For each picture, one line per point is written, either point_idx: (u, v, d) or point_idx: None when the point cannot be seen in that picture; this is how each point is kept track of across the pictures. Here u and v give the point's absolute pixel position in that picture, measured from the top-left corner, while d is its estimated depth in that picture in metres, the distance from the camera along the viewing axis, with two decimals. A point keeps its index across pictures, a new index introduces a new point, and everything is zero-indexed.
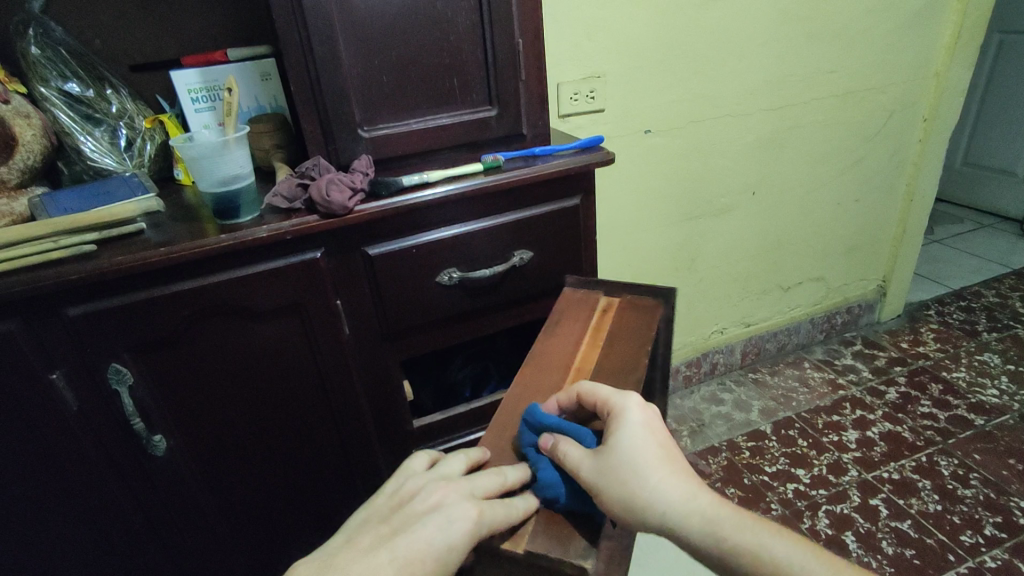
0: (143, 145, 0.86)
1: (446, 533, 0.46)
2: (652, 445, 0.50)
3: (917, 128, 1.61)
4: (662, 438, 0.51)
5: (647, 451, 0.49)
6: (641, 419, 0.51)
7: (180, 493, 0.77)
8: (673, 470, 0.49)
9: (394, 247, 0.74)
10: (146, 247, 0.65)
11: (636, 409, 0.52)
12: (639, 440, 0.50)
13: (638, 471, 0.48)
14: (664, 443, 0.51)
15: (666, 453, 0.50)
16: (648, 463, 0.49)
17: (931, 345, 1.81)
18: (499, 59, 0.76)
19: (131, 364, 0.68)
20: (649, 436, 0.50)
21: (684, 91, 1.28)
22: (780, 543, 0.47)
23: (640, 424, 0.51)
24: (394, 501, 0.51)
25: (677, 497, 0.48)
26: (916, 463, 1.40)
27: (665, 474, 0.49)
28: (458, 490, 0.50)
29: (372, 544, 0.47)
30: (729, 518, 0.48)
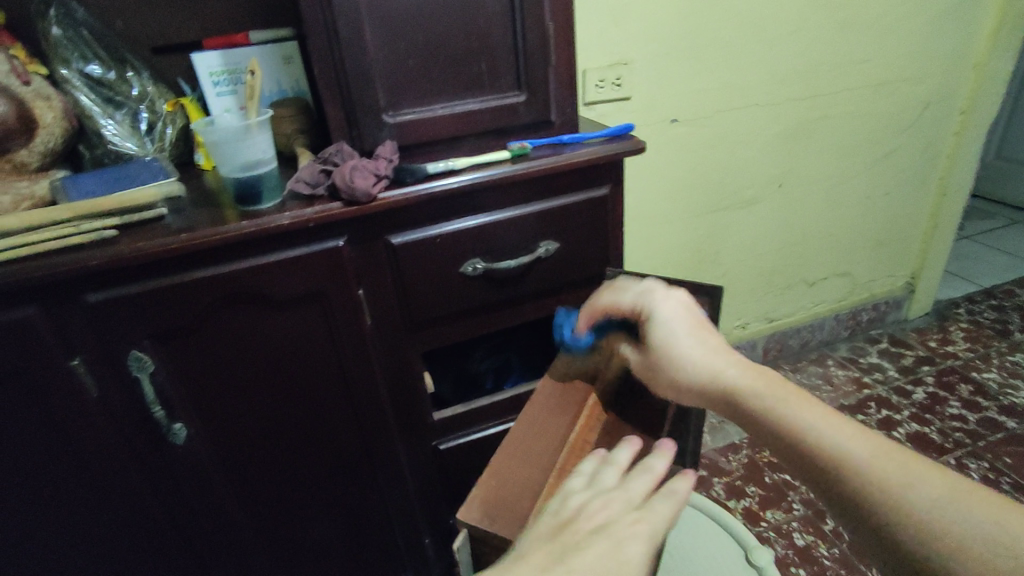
0: (164, 129, 0.85)
1: (622, 555, 0.40)
2: (688, 324, 0.54)
3: (954, 120, 1.56)
4: (694, 324, 0.54)
5: (684, 331, 0.54)
6: (680, 303, 0.56)
7: (199, 481, 0.77)
8: (711, 345, 0.53)
9: (418, 236, 0.72)
10: (168, 232, 0.64)
11: (674, 297, 0.56)
12: (675, 321, 0.54)
13: (672, 348, 0.53)
14: (706, 326, 0.55)
15: (706, 332, 0.54)
16: (683, 342, 0.53)
17: (960, 344, 1.76)
18: (529, 42, 0.73)
19: (151, 352, 0.67)
20: (687, 316, 0.55)
21: (713, 79, 1.24)
22: (824, 415, 0.47)
23: (680, 307, 0.55)
24: (558, 518, 0.44)
25: (711, 370, 0.51)
26: (944, 465, 1.36)
27: (700, 348, 0.53)
28: (623, 505, 0.45)
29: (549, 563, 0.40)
30: (765, 388, 0.49)
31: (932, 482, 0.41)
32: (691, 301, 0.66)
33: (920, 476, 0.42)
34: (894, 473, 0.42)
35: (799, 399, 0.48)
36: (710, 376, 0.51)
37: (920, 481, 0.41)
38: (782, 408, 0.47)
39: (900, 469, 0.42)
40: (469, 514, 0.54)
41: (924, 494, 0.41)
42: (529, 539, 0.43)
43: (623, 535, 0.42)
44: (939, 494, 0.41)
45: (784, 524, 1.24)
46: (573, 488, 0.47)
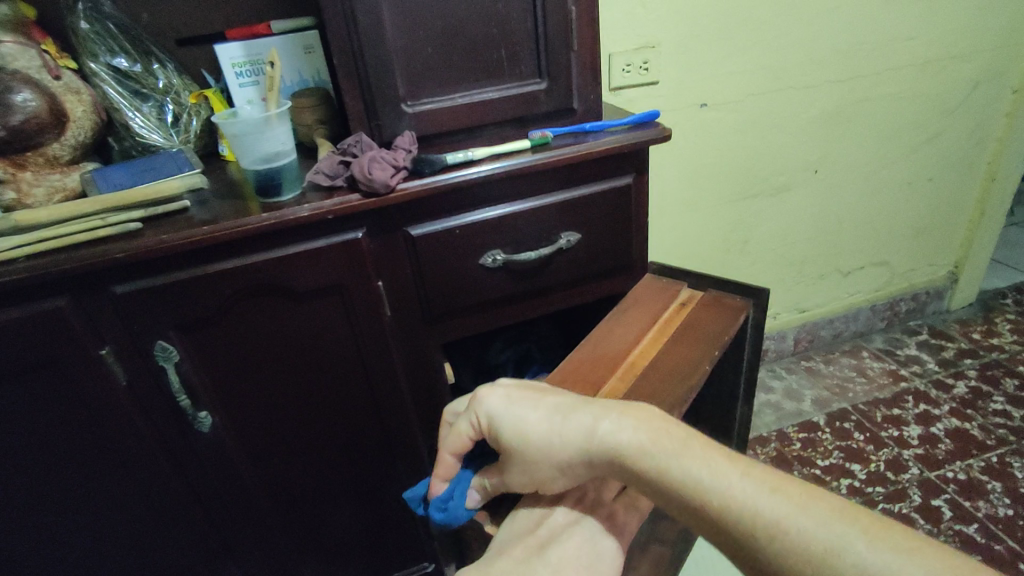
0: (189, 121, 0.85)
1: (594, 546, 0.45)
2: (532, 403, 0.51)
3: (1006, 100, 1.47)
4: (536, 402, 0.51)
5: (532, 410, 0.50)
6: (512, 391, 0.52)
7: (225, 467, 0.78)
8: (566, 411, 0.49)
9: (437, 226, 0.71)
10: (191, 225, 0.65)
11: (500, 388, 0.53)
12: (518, 406, 0.50)
13: (535, 440, 0.48)
14: (547, 393, 0.52)
15: (558, 400, 0.50)
16: (541, 425, 0.48)
17: (1006, 336, 1.68)
18: (551, 27, 0.71)
19: (176, 342, 0.69)
20: (522, 395, 0.51)
21: (745, 61, 1.19)
22: (712, 459, 0.42)
23: (515, 393, 0.52)
24: (534, 513, 0.49)
25: (579, 436, 0.46)
26: (985, 463, 1.31)
27: (560, 417, 0.49)
28: (592, 502, 0.50)
29: (524, 555, 0.44)
30: (642, 438, 0.44)
31: (827, 513, 0.39)
32: (734, 302, 0.76)
33: (818, 511, 0.39)
34: (802, 521, 0.38)
35: (674, 450, 0.43)
36: (582, 448, 0.46)
37: (815, 518, 0.38)
38: (674, 468, 0.42)
39: (797, 508, 0.39)
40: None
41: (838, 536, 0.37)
42: (510, 533, 0.48)
43: (595, 535, 0.46)
44: (838, 526, 0.38)
45: None
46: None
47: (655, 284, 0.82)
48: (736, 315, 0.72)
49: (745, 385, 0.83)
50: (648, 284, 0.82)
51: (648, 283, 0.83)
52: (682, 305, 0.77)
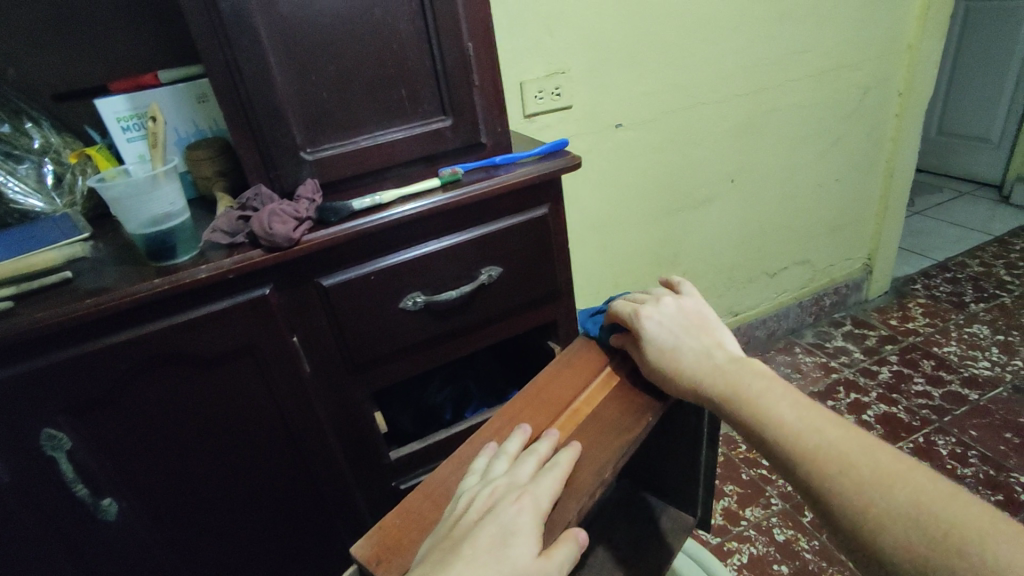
0: (74, 180, 0.79)
1: (506, 531, 0.45)
2: (686, 335, 0.59)
3: (893, 102, 1.58)
4: (686, 330, 0.59)
5: (679, 336, 0.59)
6: (672, 317, 0.61)
7: (138, 554, 0.72)
8: (703, 353, 0.57)
9: (350, 275, 0.68)
10: (75, 298, 0.59)
11: (671, 305, 0.62)
12: (675, 332, 0.59)
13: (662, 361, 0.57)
14: (705, 330, 0.60)
15: (704, 339, 0.58)
16: (680, 354, 0.57)
17: (920, 320, 1.79)
18: (450, 65, 0.70)
19: (67, 428, 0.62)
20: (682, 322, 0.60)
21: (653, 80, 1.23)
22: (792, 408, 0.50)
23: (673, 316, 0.61)
24: (450, 519, 0.48)
25: (700, 368, 0.56)
26: (914, 444, 1.37)
27: (698, 346, 0.58)
28: (506, 490, 0.49)
29: (442, 555, 0.44)
30: (741, 383, 0.53)
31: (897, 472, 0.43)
32: None
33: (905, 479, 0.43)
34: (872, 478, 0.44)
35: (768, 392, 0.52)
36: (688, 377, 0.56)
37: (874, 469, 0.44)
38: (755, 402, 0.51)
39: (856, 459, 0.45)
40: (361, 550, 0.51)
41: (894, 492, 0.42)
42: (431, 542, 0.47)
43: (511, 521, 0.45)
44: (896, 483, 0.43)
45: (764, 521, 1.24)
46: (469, 487, 0.51)
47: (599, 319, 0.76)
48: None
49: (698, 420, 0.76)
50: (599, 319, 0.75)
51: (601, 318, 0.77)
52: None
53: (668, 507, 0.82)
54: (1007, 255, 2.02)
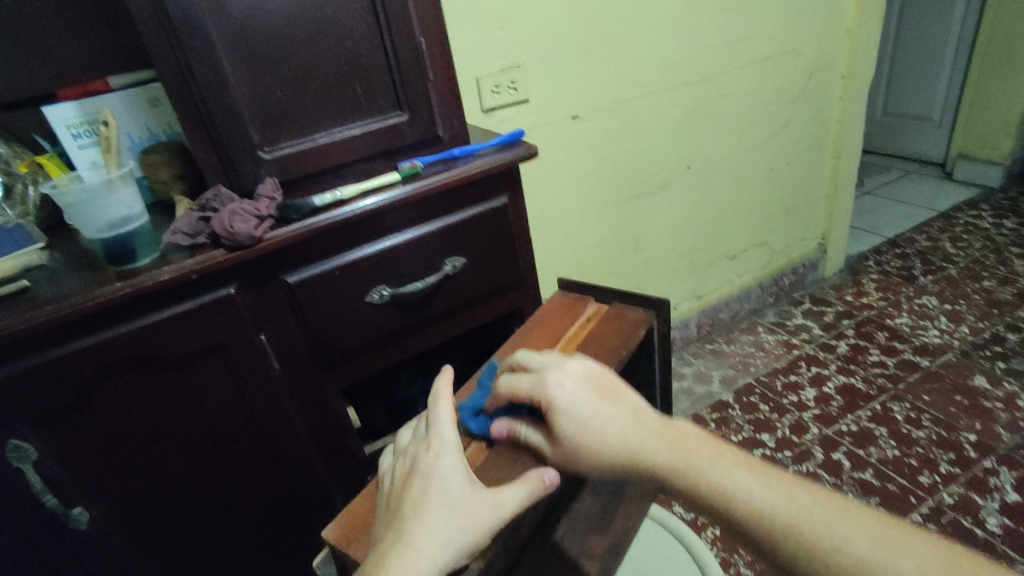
0: (26, 191, 0.77)
1: (443, 483, 0.49)
2: (600, 404, 0.51)
3: (837, 86, 1.65)
4: (599, 393, 0.52)
5: (589, 411, 0.51)
6: (581, 381, 0.53)
7: (111, 562, 0.71)
8: (626, 422, 0.50)
9: (314, 270, 0.69)
10: (31, 306, 0.58)
11: (574, 370, 0.54)
12: (590, 403, 0.51)
13: (583, 435, 0.50)
14: (618, 392, 0.53)
15: (618, 408, 0.51)
16: (603, 422, 0.50)
17: (874, 294, 1.87)
18: (403, 60, 0.72)
19: (31, 438, 0.62)
20: (590, 392, 0.53)
21: (607, 72, 1.26)
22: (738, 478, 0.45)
23: (581, 388, 0.53)
24: (387, 496, 0.51)
25: (627, 438, 0.49)
26: (871, 412, 1.44)
27: (614, 413, 0.51)
28: (417, 447, 0.53)
29: (393, 527, 0.47)
30: (673, 452, 0.47)
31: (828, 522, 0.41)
32: (636, 314, 0.72)
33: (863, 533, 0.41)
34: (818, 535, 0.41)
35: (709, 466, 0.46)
36: (619, 451, 0.48)
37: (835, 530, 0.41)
38: (704, 476, 0.45)
39: (802, 513, 0.42)
40: (331, 533, 0.53)
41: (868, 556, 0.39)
42: (380, 522, 0.50)
43: (435, 471, 0.50)
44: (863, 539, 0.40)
45: None
46: (388, 465, 0.55)
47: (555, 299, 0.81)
48: (637, 329, 0.69)
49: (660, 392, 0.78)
50: (555, 299, 0.80)
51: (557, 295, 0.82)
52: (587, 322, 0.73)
53: None
54: (951, 229, 2.12)
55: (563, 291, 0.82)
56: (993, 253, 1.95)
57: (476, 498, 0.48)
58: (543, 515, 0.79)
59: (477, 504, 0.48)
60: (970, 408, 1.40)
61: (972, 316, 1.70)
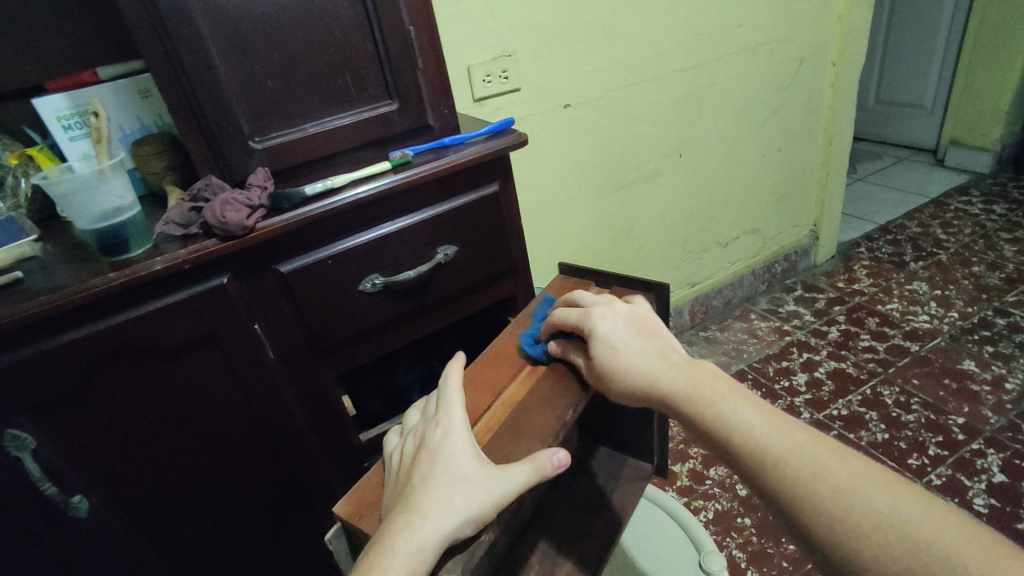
0: (17, 183, 0.77)
1: (451, 458, 0.50)
2: (635, 338, 0.56)
3: (828, 73, 1.66)
4: (637, 329, 0.58)
5: (628, 341, 0.56)
6: (624, 318, 0.59)
7: (112, 550, 0.72)
8: (655, 355, 0.55)
9: (307, 259, 0.70)
10: (30, 296, 0.59)
11: (620, 310, 0.59)
12: (628, 336, 0.57)
13: (613, 359, 0.56)
14: (656, 334, 0.58)
15: (653, 342, 0.56)
16: (632, 351, 0.55)
17: (865, 281, 1.88)
18: (392, 49, 0.72)
19: (31, 429, 0.62)
20: (630, 329, 0.58)
21: (598, 60, 1.26)
22: (755, 407, 0.48)
23: (623, 325, 0.58)
24: (396, 473, 0.53)
25: (653, 364, 0.54)
26: (862, 396, 1.46)
27: (647, 349, 0.56)
28: (427, 426, 0.55)
29: (402, 500, 0.49)
30: (692, 380, 0.51)
31: (817, 451, 0.44)
32: (630, 299, 0.72)
33: (847, 471, 0.43)
34: (800, 456, 0.44)
35: (727, 397, 0.49)
36: (642, 376, 0.53)
37: (827, 468, 0.43)
38: (715, 404, 0.49)
39: (796, 449, 0.45)
40: (341, 509, 0.54)
41: (849, 489, 0.42)
42: (389, 497, 0.51)
43: (442, 447, 0.51)
44: (850, 475, 0.42)
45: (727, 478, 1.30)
46: (396, 444, 0.56)
47: (549, 284, 0.81)
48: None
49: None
50: (552, 286, 0.81)
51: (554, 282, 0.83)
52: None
53: (627, 459, 0.87)
54: (942, 215, 2.14)
55: (556, 278, 0.83)
56: (983, 238, 1.97)
57: (484, 475, 0.48)
58: (537, 498, 0.80)
59: (484, 482, 0.48)
60: (959, 391, 1.42)
61: (961, 301, 1.71)
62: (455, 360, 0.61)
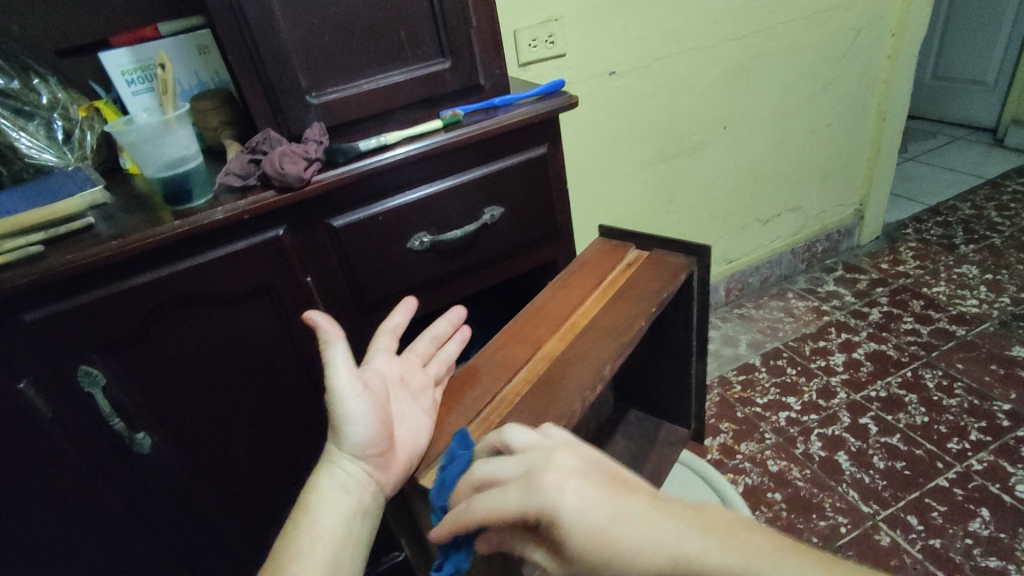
0: (83, 136, 0.80)
1: (354, 413, 0.54)
2: (606, 502, 0.38)
3: (886, 43, 1.59)
4: (602, 483, 0.40)
5: (606, 513, 0.38)
6: (574, 477, 0.40)
7: (171, 486, 0.77)
8: (649, 523, 0.37)
9: (360, 215, 0.71)
10: (98, 241, 0.62)
11: (561, 461, 0.41)
12: (597, 503, 0.38)
13: (610, 554, 0.36)
14: (624, 481, 0.40)
15: (634, 496, 0.39)
16: (622, 531, 0.36)
17: (911, 263, 1.82)
18: (448, 6, 0.72)
19: (100, 365, 0.66)
20: (593, 486, 0.39)
21: (647, 26, 1.23)
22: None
23: (593, 493, 0.39)
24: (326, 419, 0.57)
25: (668, 547, 0.35)
26: (901, 378, 1.43)
27: (637, 512, 0.37)
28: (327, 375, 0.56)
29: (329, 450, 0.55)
30: (736, 561, 0.34)
31: None
32: (676, 261, 0.73)
33: None
34: None
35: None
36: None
37: None
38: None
39: None
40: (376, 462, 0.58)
41: None
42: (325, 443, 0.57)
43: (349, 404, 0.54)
44: None
45: (757, 454, 1.30)
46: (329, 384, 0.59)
47: (593, 246, 0.82)
48: (676, 275, 0.70)
49: (693, 341, 0.79)
50: (597, 245, 0.82)
51: (599, 242, 0.83)
52: (627, 267, 0.75)
53: (664, 424, 0.92)
54: (998, 198, 2.05)
55: (601, 241, 0.83)
56: None
57: (337, 400, 0.54)
58: None
59: (338, 406, 0.54)
60: (1006, 377, 1.38)
61: (1013, 287, 1.65)
62: (406, 302, 0.68)
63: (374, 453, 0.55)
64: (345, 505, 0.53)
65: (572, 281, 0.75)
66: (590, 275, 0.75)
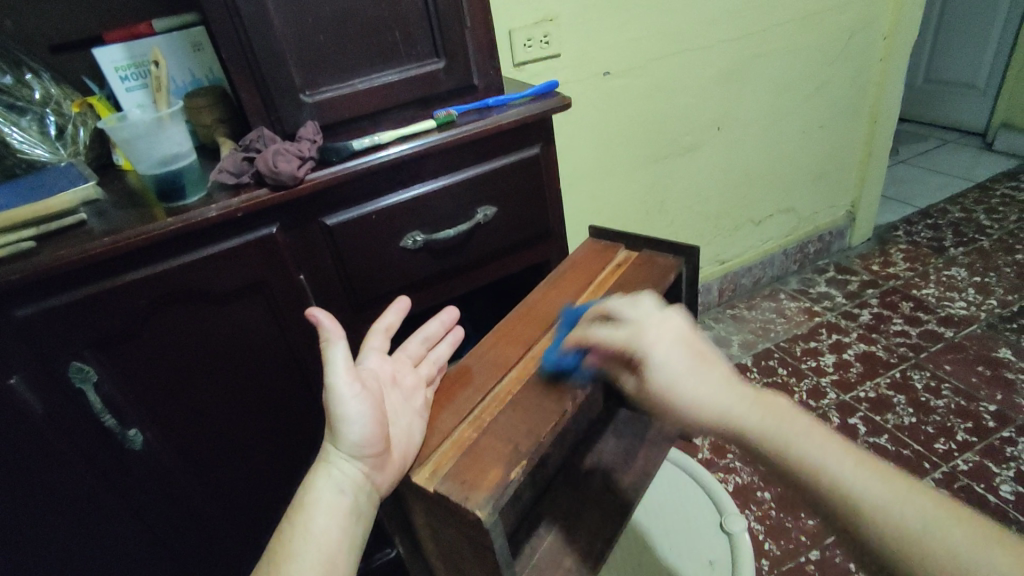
0: (76, 131, 0.80)
1: (349, 413, 0.55)
2: (691, 362, 0.53)
3: (878, 47, 1.60)
4: (693, 350, 0.54)
5: (688, 369, 0.52)
6: (679, 337, 0.55)
7: (163, 482, 0.77)
8: (720, 383, 0.52)
9: (353, 213, 0.72)
10: (91, 238, 0.62)
11: (672, 326, 0.55)
12: (685, 364, 0.53)
13: (678, 388, 0.52)
14: (707, 354, 0.54)
15: (710, 367, 0.53)
16: (692, 379, 0.52)
17: (901, 265, 1.84)
18: (442, 6, 0.72)
19: (93, 362, 0.66)
20: (686, 353, 0.54)
21: (641, 28, 1.24)
22: (827, 444, 0.48)
23: (684, 353, 0.53)
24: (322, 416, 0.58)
25: (719, 399, 0.51)
26: (890, 379, 1.45)
27: (711, 376, 0.52)
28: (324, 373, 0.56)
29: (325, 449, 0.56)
30: (762, 421, 0.49)
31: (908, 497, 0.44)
32: (666, 261, 0.74)
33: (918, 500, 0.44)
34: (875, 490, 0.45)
35: (803, 434, 0.48)
36: (710, 412, 0.50)
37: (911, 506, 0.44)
38: (795, 450, 0.47)
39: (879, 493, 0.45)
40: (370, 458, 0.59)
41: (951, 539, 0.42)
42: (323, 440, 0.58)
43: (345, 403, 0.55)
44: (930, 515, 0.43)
45: None
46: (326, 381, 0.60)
47: (584, 246, 0.83)
48: (665, 276, 0.71)
49: None
50: (588, 246, 0.82)
51: (591, 244, 0.84)
52: (616, 267, 0.76)
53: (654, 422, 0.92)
54: (987, 201, 2.07)
55: (592, 241, 0.84)
56: None
57: (334, 399, 0.55)
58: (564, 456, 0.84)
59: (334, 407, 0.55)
60: (992, 378, 1.40)
61: (1001, 289, 1.67)
62: (397, 302, 0.68)
63: (370, 453, 0.55)
64: (339, 505, 0.54)
65: (563, 281, 0.76)
66: (581, 275, 0.76)
